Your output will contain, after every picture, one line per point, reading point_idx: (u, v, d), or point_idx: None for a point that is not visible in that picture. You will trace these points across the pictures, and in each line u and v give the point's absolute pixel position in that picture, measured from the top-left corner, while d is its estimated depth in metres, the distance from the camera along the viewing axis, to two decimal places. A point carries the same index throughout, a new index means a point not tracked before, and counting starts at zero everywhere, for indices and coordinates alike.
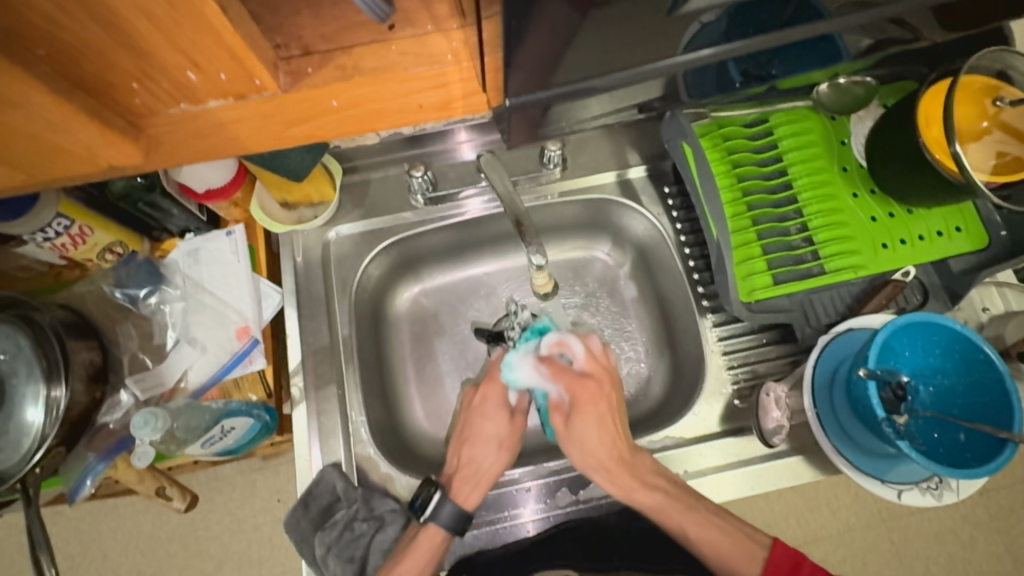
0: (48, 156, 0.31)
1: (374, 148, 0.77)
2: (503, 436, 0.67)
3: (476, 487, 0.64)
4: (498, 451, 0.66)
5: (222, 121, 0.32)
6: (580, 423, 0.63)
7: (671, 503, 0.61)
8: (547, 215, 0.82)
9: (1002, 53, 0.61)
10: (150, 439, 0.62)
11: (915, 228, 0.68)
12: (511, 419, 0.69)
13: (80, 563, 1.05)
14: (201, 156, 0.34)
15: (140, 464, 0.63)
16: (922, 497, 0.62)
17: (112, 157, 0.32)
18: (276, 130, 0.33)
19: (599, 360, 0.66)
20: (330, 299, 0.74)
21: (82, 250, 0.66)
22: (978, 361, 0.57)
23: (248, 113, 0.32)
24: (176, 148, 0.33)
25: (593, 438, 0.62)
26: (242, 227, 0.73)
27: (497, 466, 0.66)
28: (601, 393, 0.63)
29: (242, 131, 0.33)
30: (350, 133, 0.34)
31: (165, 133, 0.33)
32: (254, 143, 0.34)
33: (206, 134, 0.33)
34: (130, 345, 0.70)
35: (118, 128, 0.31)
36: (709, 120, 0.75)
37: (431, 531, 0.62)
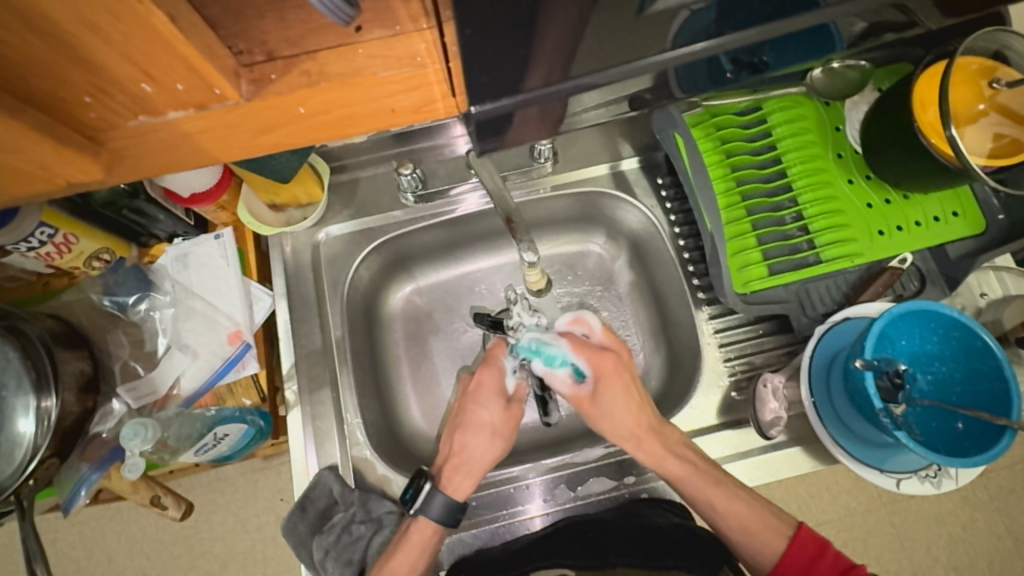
0: (6, 177, 0.31)
1: (362, 146, 0.76)
2: (497, 425, 0.67)
3: (468, 475, 0.64)
4: (492, 439, 0.66)
5: (184, 132, 0.31)
6: (607, 396, 0.64)
7: (694, 475, 0.61)
8: (539, 210, 0.81)
9: (999, 34, 0.60)
10: (141, 449, 0.61)
11: (912, 214, 0.67)
12: (507, 407, 0.68)
13: (86, 567, 1.06)
14: (167, 168, 0.33)
15: (129, 475, 0.62)
16: (921, 485, 0.62)
17: (73, 174, 0.31)
18: (246, 139, 0.32)
19: (615, 334, 0.68)
20: (322, 300, 0.73)
21: (67, 258, 0.65)
22: (976, 349, 0.57)
23: (213, 123, 0.31)
24: (140, 161, 0.32)
25: (620, 408, 0.63)
26: (231, 231, 0.72)
27: (488, 454, 0.65)
28: (626, 364, 0.64)
29: (208, 141, 0.32)
30: (322, 140, 0.33)
31: (126, 148, 0.32)
32: (221, 153, 0.33)
33: (170, 147, 0.32)
34: (121, 353, 0.69)
35: (76, 145, 0.30)
36: (701, 109, 0.74)
37: (422, 521, 0.61)
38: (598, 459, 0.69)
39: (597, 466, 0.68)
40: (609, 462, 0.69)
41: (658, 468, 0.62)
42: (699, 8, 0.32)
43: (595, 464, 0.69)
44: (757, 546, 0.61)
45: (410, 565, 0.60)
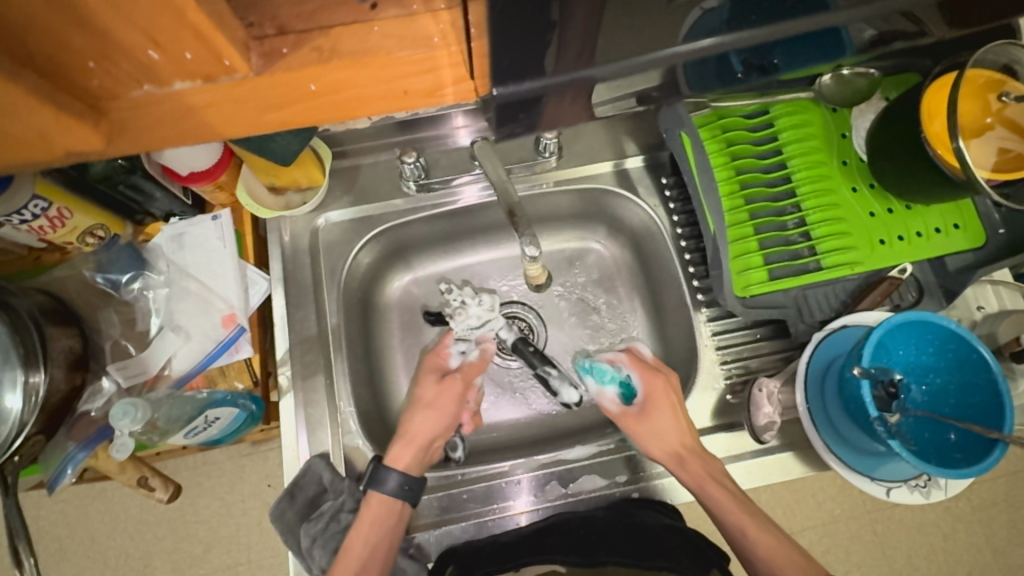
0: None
1: (365, 132, 0.75)
2: (429, 398, 0.68)
3: (409, 445, 0.65)
4: (426, 412, 0.67)
5: (191, 104, 0.30)
6: (656, 415, 0.64)
7: (731, 498, 0.60)
8: (542, 205, 0.80)
9: (1009, 48, 0.60)
10: (130, 430, 0.60)
11: (913, 225, 0.68)
12: (441, 380, 0.69)
13: (68, 546, 1.06)
14: (170, 141, 0.32)
15: (119, 455, 0.61)
16: (910, 494, 0.62)
17: (72, 144, 0.30)
18: (252, 116, 0.31)
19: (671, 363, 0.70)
20: (319, 286, 0.73)
21: (61, 233, 0.64)
22: (971, 361, 0.57)
23: (220, 97, 0.30)
24: (144, 133, 0.31)
25: (669, 429, 0.64)
26: (229, 212, 0.71)
27: (424, 425, 0.66)
28: (675, 386, 0.66)
29: (215, 115, 0.31)
30: (332, 119, 0.32)
31: (130, 118, 0.30)
32: (228, 129, 0.32)
33: (176, 120, 0.30)
34: (112, 331, 0.68)
35: (76, 112, 0.28)
36: (709, 110, 0.73)
37: (375, 500, 0.61)
38: (588, 457, 0.69)
39: (589, 464, 0.69)
40: (599, 461, 0.69)
41: (698, 490, 0.62)
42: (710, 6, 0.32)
43: (585, 462, 0.69)
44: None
45: (365, 539, 0.59)
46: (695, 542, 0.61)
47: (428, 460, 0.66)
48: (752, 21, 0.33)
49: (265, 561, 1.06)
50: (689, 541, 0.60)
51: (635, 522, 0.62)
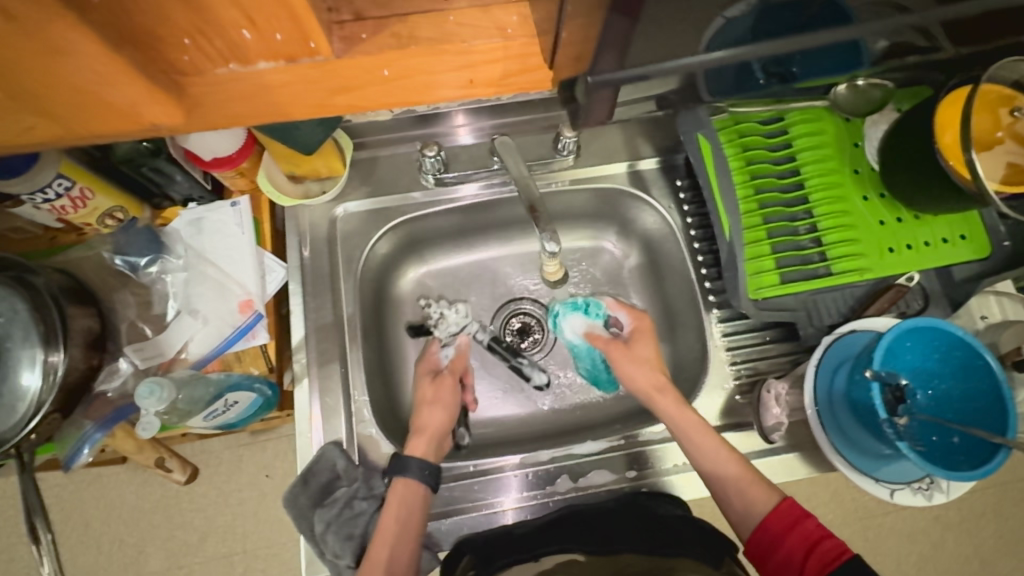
0: (93, 111, 0.31)
1: (386, 124, 0.76)
2: (427, 395, 0.71)
3: (423, 436, 0.67)
4: (431, 407, 0.70)
5: (269, 83, 0.33)
6: (641, 344, 0.71)
7: (700, 425, 0.63)
8: (558, 203, 0.81)
9: (1021, 64, 0.62)
10: (155, 410, 0.60)
11: (921, 235, 0.70)
12: (435, 378, 0.72)
13: (61, 531, 1.08)
14: (242, 118, 0.35)
15: (144, 434, 0.61)
16: (914, 496, 0.63)
17: (157, 117, 0.32)
18: (320, 97, 0.35)
19: None
20: (336, 275, 0.73)
21: (82, 213, 0.64)
22: (977, 368, 0.58)
23: (298, 77, 0.33)
24: (216, 110, 0.34)
25: (649, 355, 0.70)
26: (248, 199, 0.72)
27: (433, 418, 0.69)
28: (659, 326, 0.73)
29: (286, 95, 0.34)
30: (394, 104, 0.36)
31: (207, 93, 0.33)
32: (295, 109, 0.35)
33: (249, 97, 0.33)
34: (128, 313, 0.68)
35: (162, 85, 0.31)
36: (727, 115, 0.74)
37: (400, 485, 0.61)
38: (598, 452, 0.70)
39: (599, 458, 0.70)
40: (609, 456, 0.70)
41: (673, 415, 0.65)
42: (734, 17, 0.34)
43: (595, 457, 0.70)
44: (745, 497, 0.59)
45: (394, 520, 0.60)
46: (709, 533, 0.61)
47: (442, 449, 0.68)
48: (781, 25, 0.35)
49: (260, 551, 1.08)
50: (699, 531, 0.60)
51: (647, 512, 0.62)
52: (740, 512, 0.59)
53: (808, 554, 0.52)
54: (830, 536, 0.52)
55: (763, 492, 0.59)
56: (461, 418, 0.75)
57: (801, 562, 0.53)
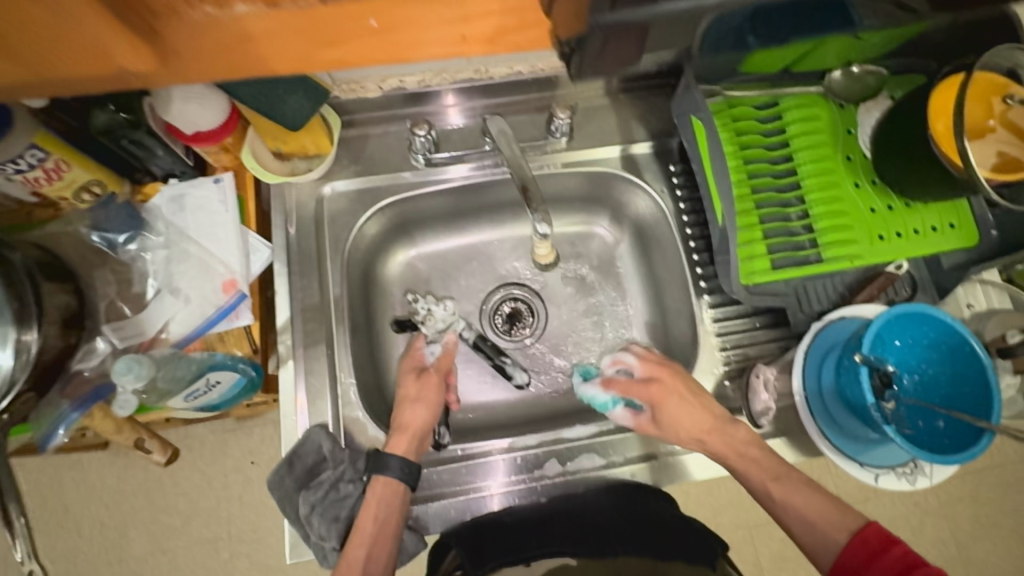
0: (62, 53, 0.30)
1: (375, 102, 0.74)
2: (411, 393, 0.67)
3: (405, 435, 0.64)
4: (414, 405, 0.66)
5: (249, 31, 0.31)
6: (672, 417, 0.64)
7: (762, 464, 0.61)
8: (550, 186, 0.80)
9: (1015, 52, 0.62)
10: (133, 388, 0.59)
11: (911, 223, 0.70)
12: (419, 377, 0.69)
13: (41, 515, 1.06)
14: (220, 70, 0.34)
15: (122, 413, 0.62)
16: (898, 481, 0.64)
17: (129, 63, 0.31)
18: (304, 50, 0.33)
19: (654, 356, 0.69)
20: (323, 256, 0.71)
21: (56, 186, 0.62)
22: (964, 353, 0.59)
23: (281, 24, 0.31)
24: (193, 60, 0.33)
25: (688, 421, 0.64)
26: (231, 176, 0.70)
27: (416, 416, 0.65)
28: (677, 380, 0.65)
29: (269, 46, 0.33)
30: (381, 57, 0.35)
31: (185, 40, 0.31)
32: (277, 63, 0.34)
33: (231, 44, 0.32)
34: (108, 291, 0.66)
35: (135, 29, 0.29)
36: (721, 98, 0.74)
37: (379, 484, 0.61)
38: (588, 437, 0.70)
39: (588, 443, 0.69)
40: (598, 441, 0.70)
41: (730, 458, 0.63)
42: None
43: (585, 442, 0.70)
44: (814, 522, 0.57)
45: (374, 518, 0.59)
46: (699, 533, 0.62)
47: (424, 448, 0.66)
48: None
49: (246, 536, 1.07)
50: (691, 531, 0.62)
51: (641, 512, 0.63)
52: (815, 545, 0.56)
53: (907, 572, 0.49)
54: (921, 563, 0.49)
55: (837, 518, 0.57)
56: (443, 416, 0.70)
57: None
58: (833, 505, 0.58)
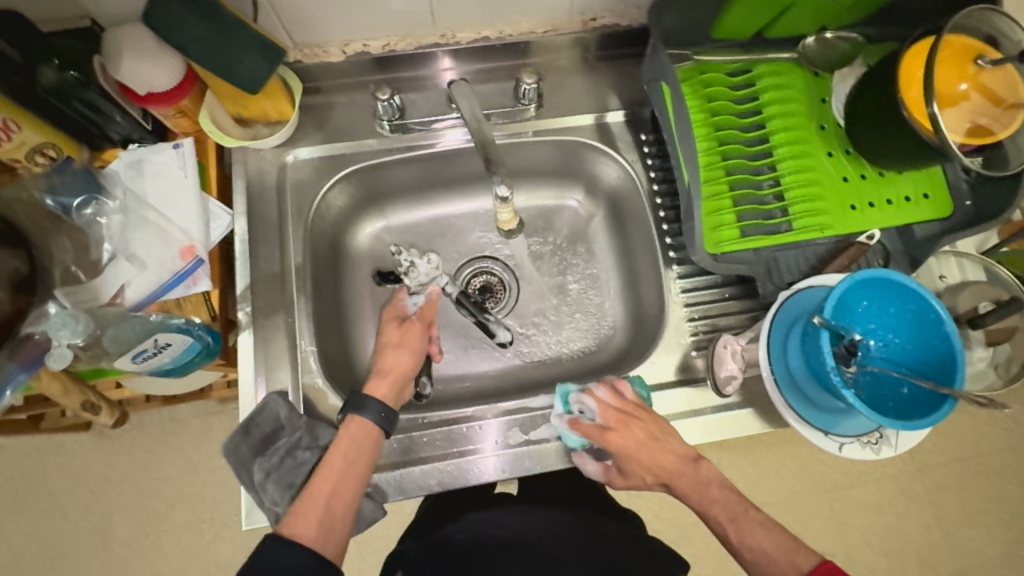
0: None
1: (340, 67, 0.73)
2: (393, 339, 0.68)
3: (385, 379, 0.65)
4: (396, 351, 0.67)
5: None
6: (636, 469, 0.61)
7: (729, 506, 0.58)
8: (521, 157, 0.79)
9: (990, 15, 0.61)
10: (69, 342, 0.59)
11: (884, 192, 0.69)
12: (402, 324, 0.69)
13: (23, 500, 1.06)
14: None
15: (57, 367, 0.59)
16: (862, 450, 0.63)
17: None
18: None
19: (617, 403, 0.63)
20: (285, 224, 0.70)
21: (6, 147, 0.61)
22: (929, 321, 0.58)
23: None
24: None
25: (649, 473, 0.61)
26: (191, 141, 0.68)
27: (401, 361, 0.66)
28: (637, 430, 0.61)
29: None
30: None
31: None
32: None
33: None
34: (64, 258, 0.64)
35: None
36: (692, 63, 0.72)
37: (355, 425, 0.60)
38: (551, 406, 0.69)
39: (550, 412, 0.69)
40: None
41: (694, 500, 0.60)
42: None
43: (546, 410, 0.69)
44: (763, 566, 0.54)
45: (342, 455, 0.59)
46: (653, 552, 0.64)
47: (405, 395, 0.66)
48: None
49: (229, 520, 1.06)
50: (647, 551, 0.64)
51: (600, 533, 0.64)
52: None
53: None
54: None
55: (791, 557, 0.53)
56: (424, 367, 0.71)
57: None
58: (790, 542, 0.54)
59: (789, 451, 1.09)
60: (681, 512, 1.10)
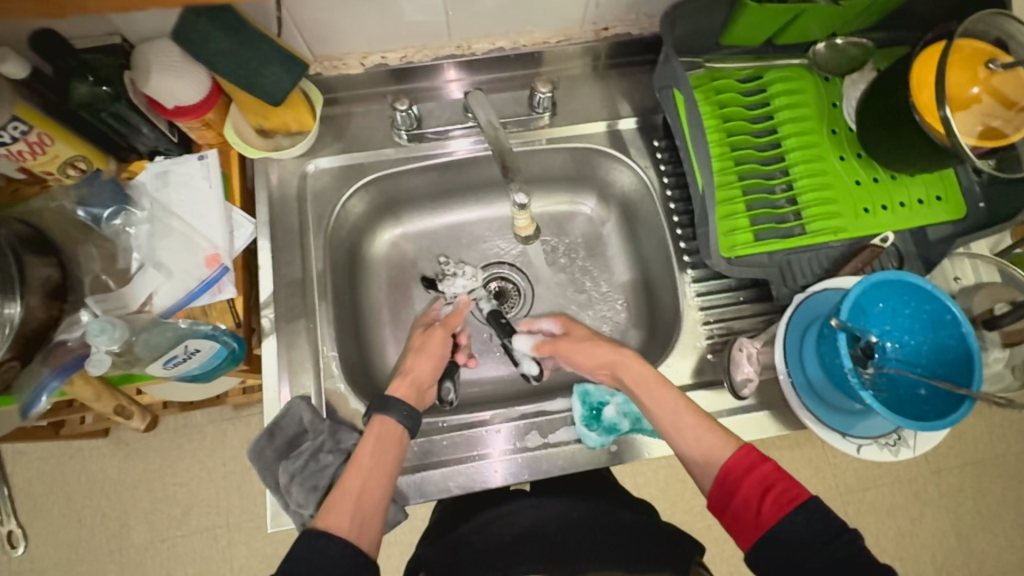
0: None
1: (358, 79, 0.74)
2: (422, 344, 0.70)
3: (405, 380, 0.67)
4: (417, 355, 0.69)
5: None
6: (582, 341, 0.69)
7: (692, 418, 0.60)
8: (534, 164, 0.80)
9: (998, 19, 0.62)
10: (108, 348, 0.60)
11: (897, 195, 0.69)
12: (429, 330, 0.72)
13: (42, 505, 1.08)
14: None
15: (95, 372, 0.61)
16: (880, 452, 0.64)
17: None
18: None
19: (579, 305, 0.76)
20: (306, 232, 0.72)
21: (41, 161, 0.63)
22: (945, 322, 0.58)
23: None
24: None
25: (593, 350, 0.68)
26: (216, 153, 0.70)
27: (427, 366, 0.68)
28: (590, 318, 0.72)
29: None
30: None
31: None
32: None
33: None
34: (92, 266, 0.66)
35: None
36: (704, 70, 0.73)
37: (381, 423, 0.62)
38: (568, 410, 0.70)
39: (568, 416, 0.69)
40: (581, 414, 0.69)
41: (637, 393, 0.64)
42: None
43: (566, 414, 0.70)
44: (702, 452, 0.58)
45: (371, 451, 0.60)
46: (671, 539, 0.63)
47: (424, 399, 0.67)
48: None
49: (244, 524, 1.08)
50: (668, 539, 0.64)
51: (612, 524, 0.64)
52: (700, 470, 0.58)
53: (762, 500, 0.52)
54: (788, 487, 0.52)
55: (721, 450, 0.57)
56: (449, 373, 0.71)
57: (757, 508, 0.52)
58: (720, 439, 0.58)
59: (801, 454, 1.09)
60: (693, 517, 1.10)
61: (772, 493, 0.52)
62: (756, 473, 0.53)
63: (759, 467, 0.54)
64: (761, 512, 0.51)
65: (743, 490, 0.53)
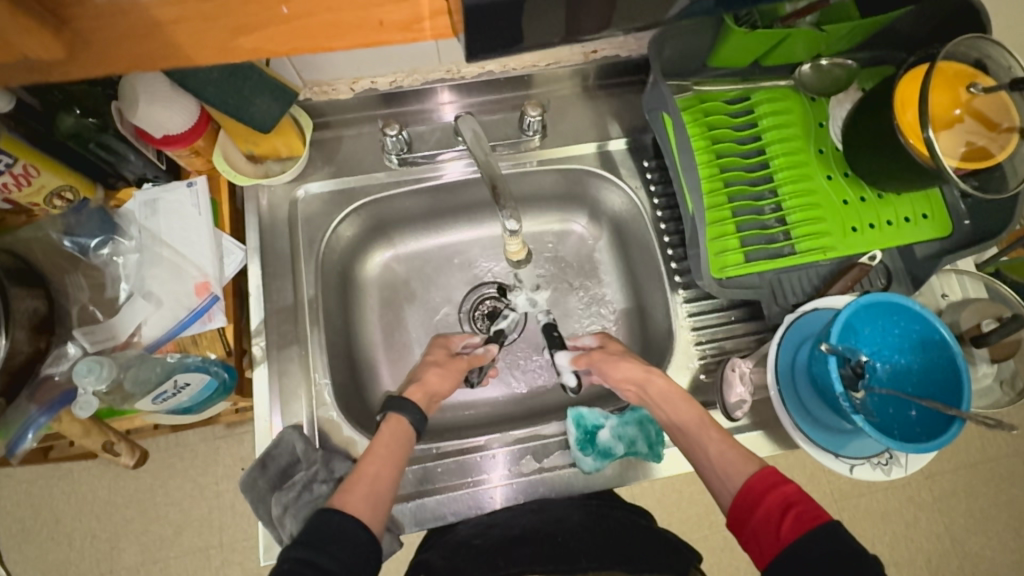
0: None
1: (348, 103, 0.74)
2: (443, 361, 0.71)
3: (419, 387, 0.67)
4: (438, 370, 0.69)
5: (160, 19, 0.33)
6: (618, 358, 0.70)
7: (721, 440, 0.60)
8: (524, 184, 0.80)
9: (978, 42, 0.63)
10: (94, 389, 0.60)
11: (884, 214, 0.70)
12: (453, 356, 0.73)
13: (30, 527, 1.06)
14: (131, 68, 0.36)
15: (82, 414, 0.60)
16: (872, 471, 0.64)
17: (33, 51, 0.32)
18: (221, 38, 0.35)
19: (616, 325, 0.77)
20: (297, 257, 0.72)
21: (26, 192, 0.61)
22: (934, 342, 0.59)
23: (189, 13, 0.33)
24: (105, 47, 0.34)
25: (625, 364, 0.69)
26: (205, 179, 0.69)
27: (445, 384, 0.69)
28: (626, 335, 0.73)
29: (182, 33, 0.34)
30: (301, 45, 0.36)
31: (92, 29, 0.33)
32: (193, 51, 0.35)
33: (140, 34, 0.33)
34: (80, 296, 0.66)
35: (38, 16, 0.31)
36: (692, 93, 0.74)
37: (394, 422, 0.64)
38: (562, 433, 0.70)
39: (563, 440, 0.69)
40: None
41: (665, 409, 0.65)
42: None
43: (560, 438, 0.70)
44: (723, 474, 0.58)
45: (380, 452, 0.60)
46: (671, 543, 0.63)
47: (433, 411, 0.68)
48: None
49: (237, 544, 1.06)
50: (669, 545, 0.63)
51: (609, 529, 0.64)
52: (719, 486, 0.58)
53: (782, 518, 0.51)
54: (807, 501, 0.51)
55: (741, 468, 0.57)
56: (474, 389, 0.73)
57: (776, 527, 0.51)
58: (743, 456, 0.58)
59: (796, 461, 1.08)
60: (690, 527, 1.10)
61: (790, 510, 0.51)
62: (777, 493, 0.53)
63: (781, 487, 0.53)
64: (779, 530, 0.50)
65: (762, 507, 0.53)
